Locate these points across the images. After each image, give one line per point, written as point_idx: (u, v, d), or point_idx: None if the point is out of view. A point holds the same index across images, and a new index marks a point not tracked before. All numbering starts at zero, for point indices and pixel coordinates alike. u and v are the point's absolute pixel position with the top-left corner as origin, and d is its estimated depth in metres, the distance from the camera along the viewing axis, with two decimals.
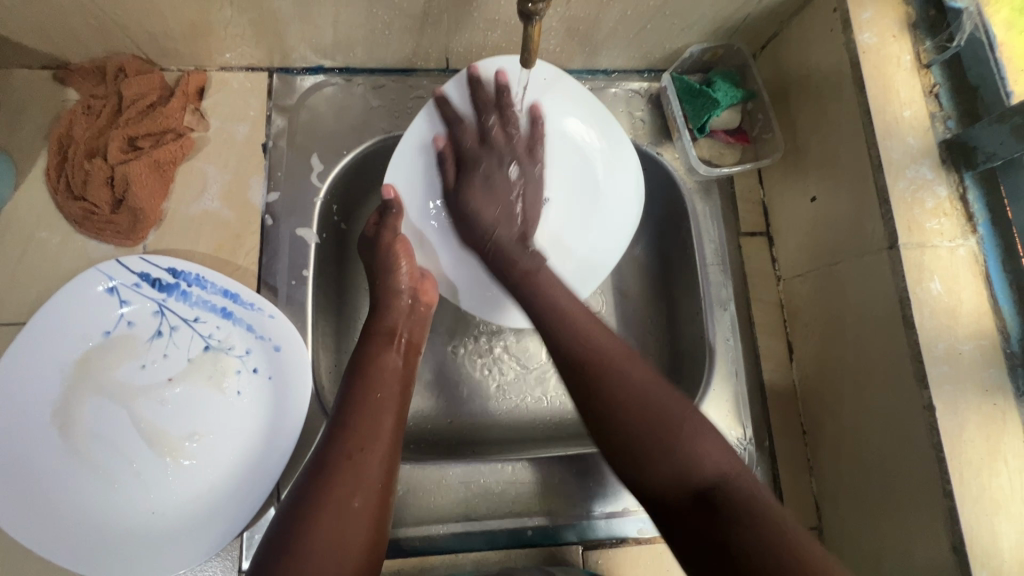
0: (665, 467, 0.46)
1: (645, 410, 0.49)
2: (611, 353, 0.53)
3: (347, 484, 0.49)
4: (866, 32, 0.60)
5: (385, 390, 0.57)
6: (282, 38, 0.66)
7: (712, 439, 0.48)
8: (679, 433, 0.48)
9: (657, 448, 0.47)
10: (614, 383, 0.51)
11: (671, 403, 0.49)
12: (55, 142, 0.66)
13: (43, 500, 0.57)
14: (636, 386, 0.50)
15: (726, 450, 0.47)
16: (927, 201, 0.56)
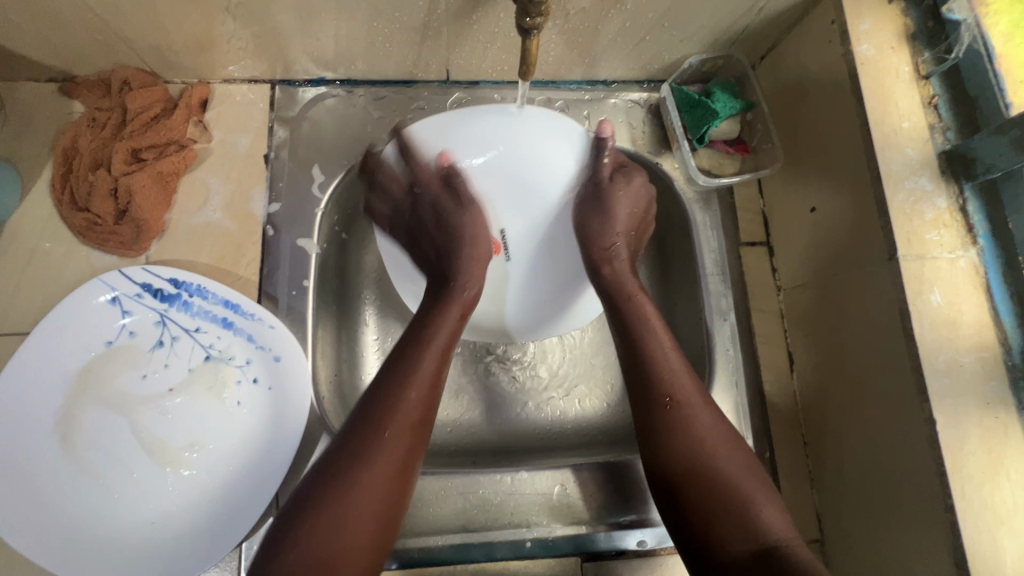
0: (730, 527, 0.48)
1: (720, 470, 0.51)
2: (707, 412, 0.55)
3: (376, 489, 0.48)
4: (864, 44, 0.60)
5: (417, 397, 0.53)
6: (285, 51, 0.67)
7: (772, 504, 0.50)
8: (750, 497, 0.49)
9: (725, 509, 0.48)
10: (686, 442, 0.53)
11: (748, 470, 0.51)
12: (60, 153, 0.67)
13: (44, 509, 0.58)
14: (705, 441, 0.53)
15: (786, 521, 0.49)
16: (927, 212, 0.56)
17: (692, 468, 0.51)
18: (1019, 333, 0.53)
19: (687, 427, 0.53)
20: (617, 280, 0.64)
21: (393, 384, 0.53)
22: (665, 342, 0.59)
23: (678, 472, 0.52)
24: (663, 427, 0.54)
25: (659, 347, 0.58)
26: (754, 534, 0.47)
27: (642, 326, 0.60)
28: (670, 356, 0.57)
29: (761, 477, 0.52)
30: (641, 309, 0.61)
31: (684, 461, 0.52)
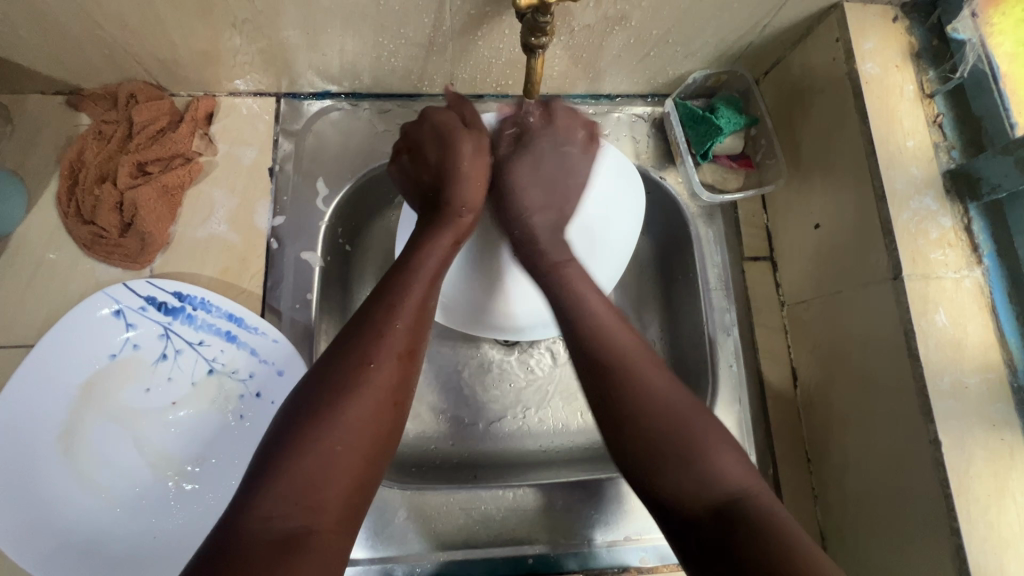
0: (687, 480, 0.45)
1: (664, 425, 0.47)
2: (654, 365, 0.51)
3: (358, 358, 0.48)
4: (868, 62, 0.60)
5: (383, 358, 0.49)
6: (290, 65, 0.67)
7: (732, 456, 0.47)
8: (700, 451, 0.46)
9: (679, 461, 0.46)
10: (620, 393, 0.50)
11: (690, 412, 0.49)
12: (66, 166, 0.67)
13: (46, 522, 0.58)
14: (656, 398, 0.49)
15: (745, 468, 0.47)
16: (932, 232, 0.56)
17: (637, 429, 0.48)
18: None
19: (634, 385, 0.49)
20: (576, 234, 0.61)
21: (379, 312, 0.51)
22: (594, 305, 0.56)
23: (631, 432, 0.48)
24: (616, 387, 0.50)
25: (599, 310, 0.55)
26: (711, 488, 0.45)
27: (567, 295, 0.57)
28: (612, 323, 0.54)
29: (718, 427, 0.49)
30: (567, 274, 0.58)
31: (629, 424, 0.48)
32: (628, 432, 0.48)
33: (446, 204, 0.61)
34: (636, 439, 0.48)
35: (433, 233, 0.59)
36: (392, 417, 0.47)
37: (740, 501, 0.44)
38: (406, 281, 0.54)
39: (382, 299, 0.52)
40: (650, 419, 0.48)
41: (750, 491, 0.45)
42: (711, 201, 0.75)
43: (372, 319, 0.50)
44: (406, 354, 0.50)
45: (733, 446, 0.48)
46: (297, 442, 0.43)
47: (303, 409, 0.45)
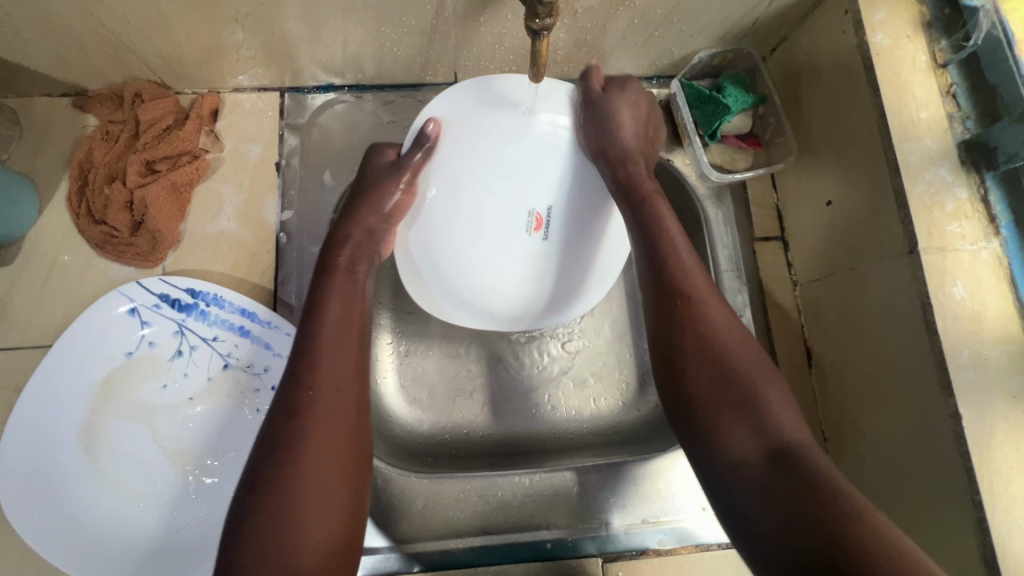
0: (741, 422, 0.46)
1: (735, 372, 0.48)
2: (721, 311, 0.52)
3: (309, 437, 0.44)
4: (879, 34, 0.59)
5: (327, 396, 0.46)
6: (293, 59, 0.67)
7: (793, 414, 0.46)
8: (765, 397, 0.47)
9: (734, 406, 0.47)
10: (695, 341, 0.50)
11: (761, 364, 0.49)
12: (75, 167, 0.68)
13: (73, 518, 0.59)
14: (722, 344, 0.49)
15: (801, 422, 0.46)
16: (947, 204, 0.55)
17: (712, 360, 0.49)
18: None
19: (703, 323, 0.51)
20: (631, 180, 0.61)
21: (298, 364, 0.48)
22: (680, 243, 0.56)
23: (710, 356, 0.49)
24: (691, 322, 0.51)
25: (675, 242, 0.56)
26: (765, 434, 0.45)
27: (659, 230, 0.57)
28: (688, 261, 0.55)
29: (779, 381, 0.49)
30: (656, 208, 0.59)
31: (699, 360, 0.49)
32: (697, 369, 0.49)
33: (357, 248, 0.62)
34: (704, 361, 0.49)
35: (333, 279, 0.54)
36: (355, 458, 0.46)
37: (796, 454, 0.44)
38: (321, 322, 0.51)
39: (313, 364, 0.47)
40: (719, 352, 0.49)
41: (804, 440, 0.45)
42: (720, 182, 0.74)
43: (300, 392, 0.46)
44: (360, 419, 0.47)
45: (794, 402, 0.48)
46: (257, 544, 0.40)
47: (250, 509, 0.41)
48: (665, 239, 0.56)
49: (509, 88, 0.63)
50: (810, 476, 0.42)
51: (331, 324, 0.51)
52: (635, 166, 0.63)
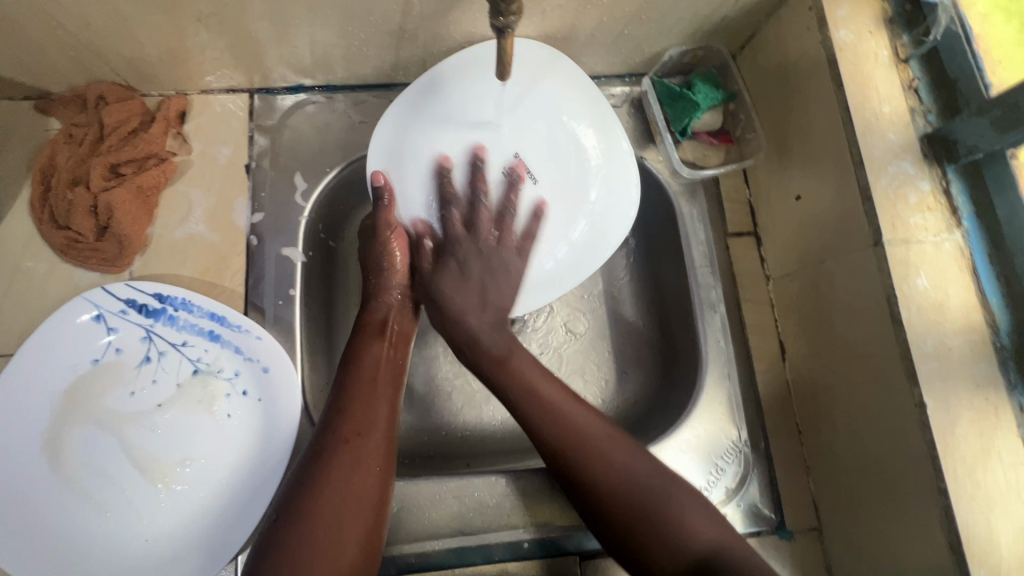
0: (658, 545, 0.50)
1: (630, 488, 0.52)
2: (579, 406, 0.57)
3: (339, 472, 0.51)
4: (842, 30, 0.60)
5: (365, 425, 0.54)
6: (261, 60, 0.67)
7: (697, 509, 0.52)
8: (676, 513, 0.51)
9: (643, 523, 0.50)
10: (588, 467, 0.53)
11: (653, 471, 0.53)
12: (37, 172, 0.66)
13: (37, 529, 0.57)
14: (620, 466, 0.53)
15: (711, 518, 0.51)
16: (910, 196, 0.56)
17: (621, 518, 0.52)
18: (1005, 313, 0.53)
19: (597, 460, 0.54)
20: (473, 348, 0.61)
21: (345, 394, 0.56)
22: (559, 393, 0.57)
23: (603, 500, 0.52)
24: (585, 469, 0.53)
25: (539, 383, 0.58)
26: (683, 545, 0.50)
27: (528, 391, 0.57)
28: (573, 410, 0.56)
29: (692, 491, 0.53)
30: (521, 369, 0.59)
31: (596, 486, 0.53)
32: (574, 485, 0.54)
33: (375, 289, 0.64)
34: (604, 490, 0.53)
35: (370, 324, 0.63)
36: (382, 480, 0.53)
37: (715, 557, 0.49)
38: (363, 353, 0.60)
39: (350, 413, 0.55)
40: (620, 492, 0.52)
41: (723, 541, 0.50)
42: (692, 178, 0.74)
43: (336, 437, 0.53)
44: (384, 463, 0.54)
45: (699, 498, 0.53)
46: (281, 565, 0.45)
47: (280, 532, 0.47)
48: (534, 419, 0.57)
49: (445, 72, 0.66)
50: None
51: (364, 379, 0.57)
52: (490, 333, 0.61)
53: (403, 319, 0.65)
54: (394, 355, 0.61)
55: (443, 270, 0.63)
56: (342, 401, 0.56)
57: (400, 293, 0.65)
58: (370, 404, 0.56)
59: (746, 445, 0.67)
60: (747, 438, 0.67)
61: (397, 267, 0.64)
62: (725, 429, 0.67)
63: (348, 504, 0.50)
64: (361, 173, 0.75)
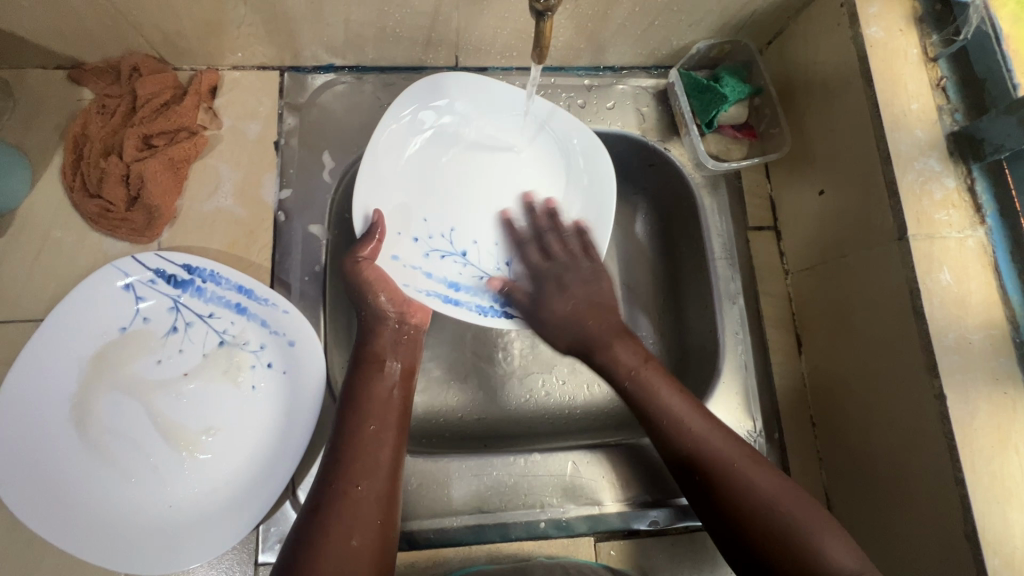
0: (794, 556, 0.47)
1: (756, 512, 0.50)
2: (756, 467, 0.52)
3: (339, 528, 0.49)
4: (873, 27, 0.61)
5: (372, 457, 0.53)
6: (295, 37, 0.67)
7: (845, 545, 0.48)
8: (817, 537, 0.48)
9: (793, 546, 0.48)
10: (722, 482, 0.52)
11: (790, 488, 0.51)
12: (70, 140, 0.67)
13: (62, 490, 0.57)
14: (752, 487, 0.51)
15: (854, 551, 0.48)
16: (936, 193, 0.57)
17: None
18: None
19: (740, 486, 0.51)
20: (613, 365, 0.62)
21: (348, 419, 0.55)
22: (686, 408, 0.57)
23: (714, 481, 0.52)
24: (724, 487, 0.52)
25: (686, 415, 0.56)
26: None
27: (652, 401, 0.58)
28: (702, 426, 0.55)
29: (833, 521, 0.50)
30: (651, 380, 0.60)
31: (725, 494, 0.51)
32: (761, 519, 0.49)
33: (367, 351, 0.61)
34: (760, 523, 0.49)
35: (366, 371, 0.59)
36: (383, 515, 0.51)
37: None
38: (371, 379, 0.59)
39: (350, 462, 0.52)
40: (760, 517, 0.49)
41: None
42: (715, 171, 0.75)
43: (334, 487, 0.51)
44: (385, 518, 0.51)
45: (844, 532, 0.49)
46: None
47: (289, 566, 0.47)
48: (721, 462, 0.53)
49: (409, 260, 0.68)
50: None
51: (370, 411, 0.56)
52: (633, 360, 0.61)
53: (405, 350, 0.63)
54: (398, 389, 0.59)
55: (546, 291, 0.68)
56: (344, 428, 0.55)
57: (397, 323, 0.63)
58: (373, 452, 0.53)
59: (761, 436, 0.67)
60: (763, 429, 0.68)
61: (393, 302, 0.63)
62: (741, 419, 0.68)
63: (348, 564, 0.47)
64: None
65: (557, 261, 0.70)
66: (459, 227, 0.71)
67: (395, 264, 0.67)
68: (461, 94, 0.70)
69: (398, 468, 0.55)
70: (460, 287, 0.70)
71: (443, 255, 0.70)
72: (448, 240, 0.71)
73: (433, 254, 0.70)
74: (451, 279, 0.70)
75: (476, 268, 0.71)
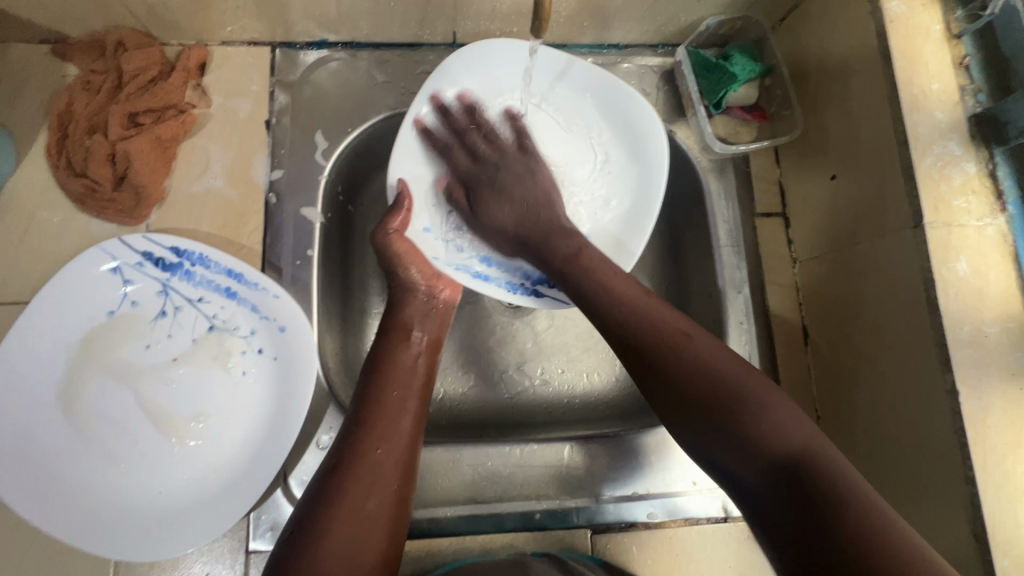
0: (733, 424, 0.44)
1: (699, 379, 0.47)
2: (698, 341, 0.50)
3: (358, 489, 0.48)
4: (893, 1, 0.57)
5: (396, 421, 0.53)
6: (286, 11, 0.65)
7: (789, 415, 0.44)
8: (756, 405, 0.45)
9: (730, 409, 0.45)
10: (662, 353, 0.50)
11: (735, 362, 0.48)
12: (55, 118, 0.65)
13: (50, 475, 0.57)
14: (695, 358, 0.48)
15: (799, 420, 0.44)
16: (955, 178, 0.54)
17: (824, 490, 0.39)
18: None
19: (678, 354, 0.49)
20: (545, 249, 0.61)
21: (372, 382, 0.55)
22: (637, 291, 0.55)
23: (650, 351, 0.50)
24: (665, 360, 0.49)
25: (630, 295, 0.55)
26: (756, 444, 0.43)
27: (591, 279, 0.57)
28: (642, 301, 0.54)
29: (774, 388, 0.46)
30: (590, 261, 0.58)
31: (666, 367, 0.49)
32: (697, 392, 0.47)
33: (395, 322, 0.61)
34: (691, 387, 0.47)
35: (391, 342, 0.59)
36: (404, 480, 0.50)
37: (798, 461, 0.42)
38: (398, 348, 0.58)
39: (372, 426, 0.52)
40: (700, 386, 0.47)
41: (805, 445, 0.42)
42: (723, 155, 0.72)
43: (355, 448, 0.50)
44: (403, 484, 0.50)
45: (792, 403, 0.45)
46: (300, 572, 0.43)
47: (307, 525, 0.45)
48: (662, 340, 0.50)
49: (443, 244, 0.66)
50: (823, 483, 0.40)
51: (395, 380, 0.55)
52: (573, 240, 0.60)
53: (432, 324, 0.62)
54: (424, 360, 0.59)
55: (482, 189, 0.64)
56: (368, 391, 0.54)
57: (426, 297, 0.63)
58: (395, 419, 0.53)
59: None
60: None
61: (423, 282, 0.63)
62: None
63: (366, 526, 0.46)
64: (385, 132, 0.72)
65: (484, 163, 0.65)
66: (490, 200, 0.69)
67: (426, 237, 0.65)
68: (468, 74, 0.66)
69: (420, 433, 0.54)
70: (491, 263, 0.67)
71: None
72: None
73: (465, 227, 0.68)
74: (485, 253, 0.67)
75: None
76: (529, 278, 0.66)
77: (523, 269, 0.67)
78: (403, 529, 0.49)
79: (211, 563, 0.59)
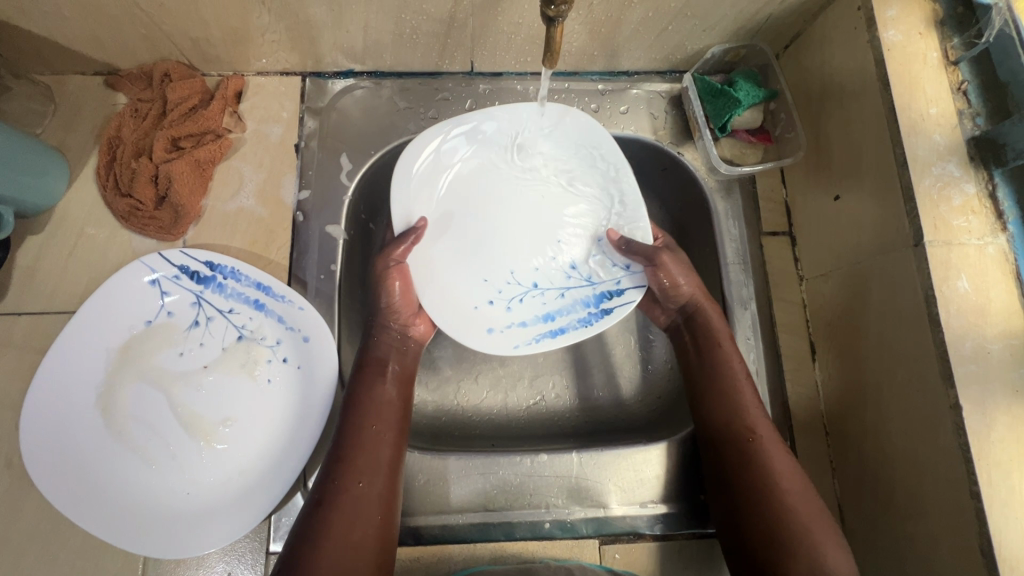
0: (740, 458, 0.57)
1: (732, 419, 0.59)
2: (747, 384, 0.61)
3: (340, 522, 0.51)
4: (891, 30, 0.60)
5: (375, 456, 0.56)
6: (316, 44, 0.70)
7: (789, 464, 0.56)
8: (770, 452, 0.56)
9: (746, 447, 0.57)
10: (711, 386, 0.61)
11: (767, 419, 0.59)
12: (104, 142, 0.71)
13: (88, 474, 0.60)
14: (735, 401, 0.60)
15: (796, 470, 0.56)
16: (954, 198, 0.55)
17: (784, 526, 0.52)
18: None
19: (725, 392, 0.60)
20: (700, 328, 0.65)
21: (351, 416, 0.58)
22: (722, 333, 0.64)
23: (702, 381, 0.62)
24: (709, 394, 0.61)
25: (715, 327, 0.64)
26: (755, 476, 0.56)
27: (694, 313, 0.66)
28: (722, 338, 0.64)
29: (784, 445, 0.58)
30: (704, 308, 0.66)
31: (708, 400, 0.61)
32: (731, 428, 0.59)
33: (369, 353, 0.62)
34: (722, 422, 0.59)
35: (362, 375, 0.60)
36: (383, 509, 0.54)
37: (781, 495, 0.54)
38: (374, 380, 0.60)
39: (352, 460, 0.55)
40: (731, 426, 0.59)
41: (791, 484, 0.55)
42: (728, 176, 0.75)
43: (337, 483, 0.54)
44: (385, 514, 0.54)
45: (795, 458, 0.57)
46: None
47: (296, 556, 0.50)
48: (720, 378, 0.61)
49: (501, 327, 0.69)
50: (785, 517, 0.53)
51: (370, 413, 0.58)
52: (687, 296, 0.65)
53: (406, 358, 0.64)
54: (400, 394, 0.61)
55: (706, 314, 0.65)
56: (346, 427, 0.57)
57: (400, 332, 0.65)
58: (374, 451, 0.56)
59: None
60: None
61: (393, 306, 0.64)
62: None
63: (348, 555, 0.50)
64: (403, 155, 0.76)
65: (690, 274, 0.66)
66: (517, 267, 0.71)
67: (494, 335, 0.68)
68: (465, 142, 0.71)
69: (398, 464, 0.57)
70: (553, 315, 0.69)
71: (523, 299, 0.70)
72: (515, 282, 0.71)
73: (515, 303, 0.70)
74: (539, 312, 0.69)
75: (553, 289, 0.70)
76: (589, 303, 0.70)
77: (579, 300, 0.70)
78: (389, 551, 0.53)
79: (233, 561, 0.62)
